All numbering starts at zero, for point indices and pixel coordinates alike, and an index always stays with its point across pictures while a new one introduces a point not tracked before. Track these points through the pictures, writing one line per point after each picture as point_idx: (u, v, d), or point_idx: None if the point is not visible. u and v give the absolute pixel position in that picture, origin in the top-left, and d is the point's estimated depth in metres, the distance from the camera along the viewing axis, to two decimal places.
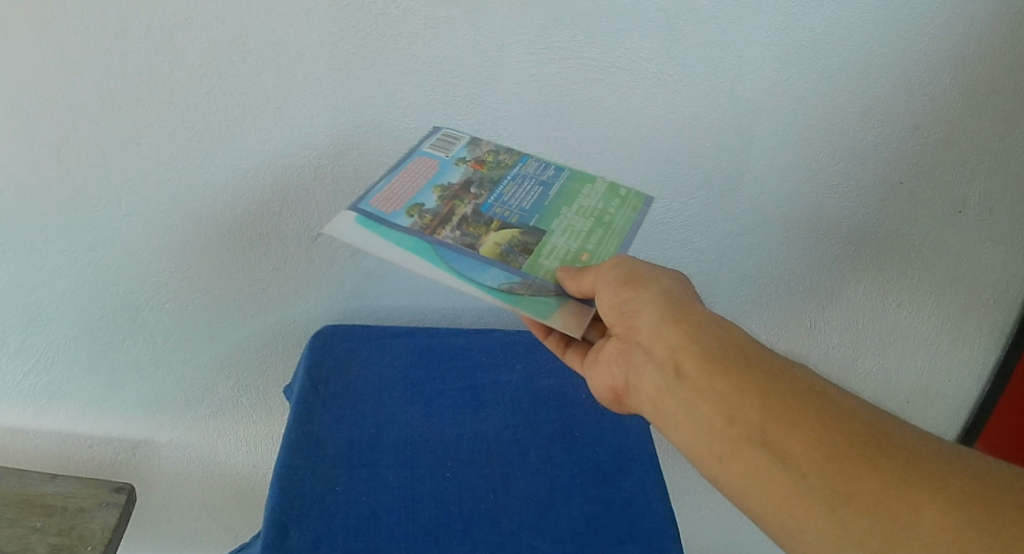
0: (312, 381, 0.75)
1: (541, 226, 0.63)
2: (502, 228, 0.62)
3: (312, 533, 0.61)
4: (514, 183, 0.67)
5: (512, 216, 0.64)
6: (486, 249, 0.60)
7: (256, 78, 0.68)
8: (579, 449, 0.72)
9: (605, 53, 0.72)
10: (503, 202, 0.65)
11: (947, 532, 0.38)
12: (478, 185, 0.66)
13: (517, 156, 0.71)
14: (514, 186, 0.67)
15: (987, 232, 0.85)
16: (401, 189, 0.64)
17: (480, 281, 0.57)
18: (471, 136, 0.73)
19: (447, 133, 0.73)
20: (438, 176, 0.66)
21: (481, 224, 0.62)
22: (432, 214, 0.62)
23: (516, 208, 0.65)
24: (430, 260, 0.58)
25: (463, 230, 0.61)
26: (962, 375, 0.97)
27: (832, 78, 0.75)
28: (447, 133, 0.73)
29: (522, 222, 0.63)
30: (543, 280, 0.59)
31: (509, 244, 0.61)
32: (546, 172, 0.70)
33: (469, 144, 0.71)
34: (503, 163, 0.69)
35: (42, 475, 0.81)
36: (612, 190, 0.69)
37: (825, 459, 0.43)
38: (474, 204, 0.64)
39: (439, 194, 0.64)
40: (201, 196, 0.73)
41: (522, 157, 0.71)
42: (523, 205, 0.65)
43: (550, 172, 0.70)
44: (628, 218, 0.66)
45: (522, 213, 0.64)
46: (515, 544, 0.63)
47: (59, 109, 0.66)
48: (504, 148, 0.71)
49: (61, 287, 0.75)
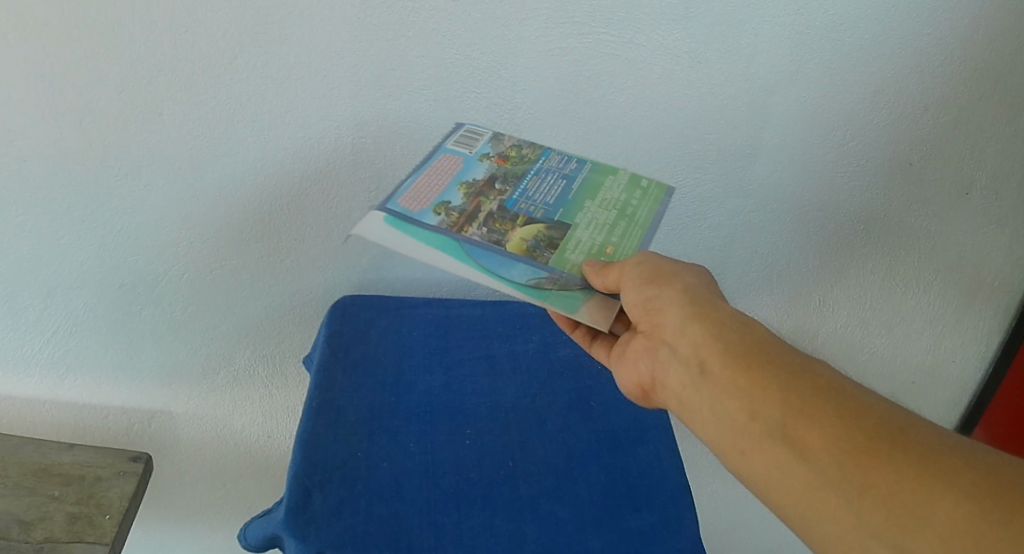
0: (332, 349, 0.75)
1: (566, 220, 0.64)
2: (528, 224, 0.63)
3: (334, 497, 0.62)
4: (537, 177, 0.68)
5: (538, 211, 0.64)
6: (512, 245, 0.60)
7: (279, 49, 0.67)
8: (595, 418, 0.73)
9: (624, 28, 0.71)
10: (528, 197, 0.65)
11: (962, 523, 0.39)
12: (502, 181, 0.67)
13: (539, 149, 0.71)
14: (537, 181, 0.67)
15: (993, 214, 0.86)
16: (427, 187, 0.64)
17: (509, 277, 0.57)
18: (494, 132, 0.74)
19: (470, 129, 0.73)
20: (463, 172, 0.67)
21: (507, 220, 0.63)
22: (459, 211, 0.62)
23: (540, 203, 0.65)
24: (460, 258, 0.58)
25: (489, 226, 0.62)
26: (968, 352, 0.98)
27: (852, 53, 0.74)
28: (469, 129, 0.73)
29: (546, 217, 0.63)
30: (569, 275, 0.59)
31: (536, 240, 0.61)
32: (568, 166, 0.70)
33: (491, 139, 0.71)
34: (526, 158, 0.70)
35: (59, 445, 0.83)
36: (633, 181, 0.69)
37: (845, 454, 0.44)
38: (499, 200, 0.64)
39: (464, 191, 0.65)
40: (220, 167, 0.73)
41: (545, 151, 0.71)
42: (547, 199, 0.65)
43: (572, 165, 0.70)
44: (650, 210, 0.66)
45: (547, 208, 0.64)
46: (535, 510, 0.65)
47: (81, 78, 0.65)
48: (527, 142, 0.72)
49: (79, 257, 0.75)
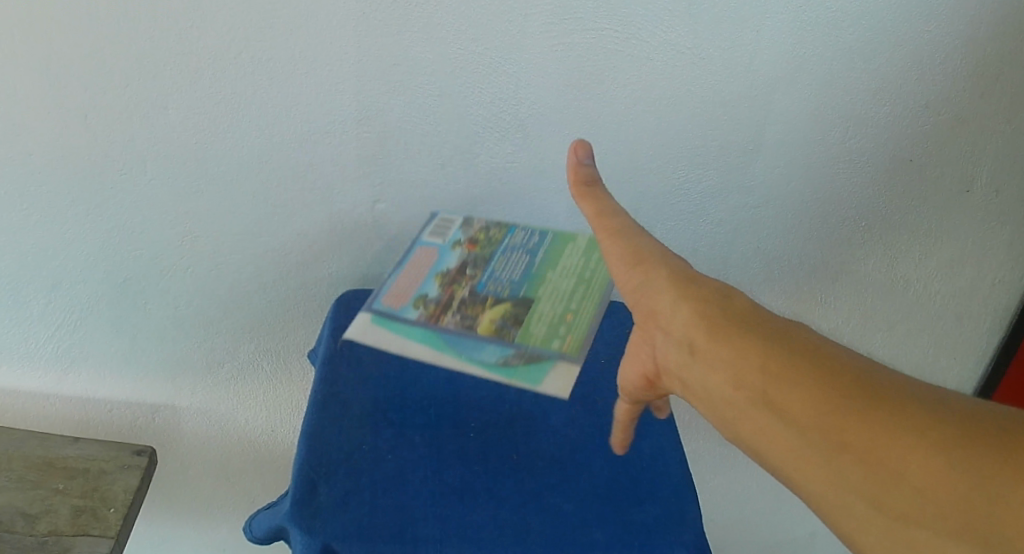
0: (337, 343, 0.76)
1: (529, 294, 0.67)
2: (496, 305, 0.65)
3: (339, 489, 0.63)
4: (504, 257, 0.72)
5: (505, 289, 0.67)
6: (481, 327, 0.63)
7: (284, 44, 0.68)
8: (598, 412, 0.74)
9: (627, 25, 0.72)
10: (495, 278, 0.69)
11: (952, 477, 0.37)
12: (472, 267, 0.71)
13: (505, 229, 0.76)
14: (504, 261, 0.72)
15: (992, 213, 0.87)
16: (407, 284, 0.68)
17: (480, 358, 0.60)
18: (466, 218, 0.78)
19: (444, 219, 0.78)
20: (439, 263, 0.71)
21: (477, 304, 0.66)
22: (434, 303, 0.66)
23: (507, 282, 0.69)
24: (435, 347, 0.61)
25: (462, 312, 0.65)
26: (968, 349, 0.99)
27: (853, 50, 0.75)
28: (443, 220, 0.78)
29: (512, 294, 0.67)
30: (535, 347, 0.61)
31: (504, 319, 0.64)
32: (531, 241, 0.75)
33: (462, 224, 0.77)
34: (494, 239, 0.75)
35: (64, 439, 0.83)
36: (591, 245, 0.73)
37: (824, 415, 0.42)
38: (470, 285, 0.68)
39: (439, 283, 0.68)
40: (225, 162, 0.73)
41: (510, 229, 0.76)
42: (513, 277, 0.69)
43: (535, 239, 0.75)
44: (607, 272, 0.69)
45: (513, 285, 0.68)
46: (539, 502, 0.65)
47: (87, 72, 0.66)
48: (494, 223, 0.77)
49: (84, 251, 0.76)
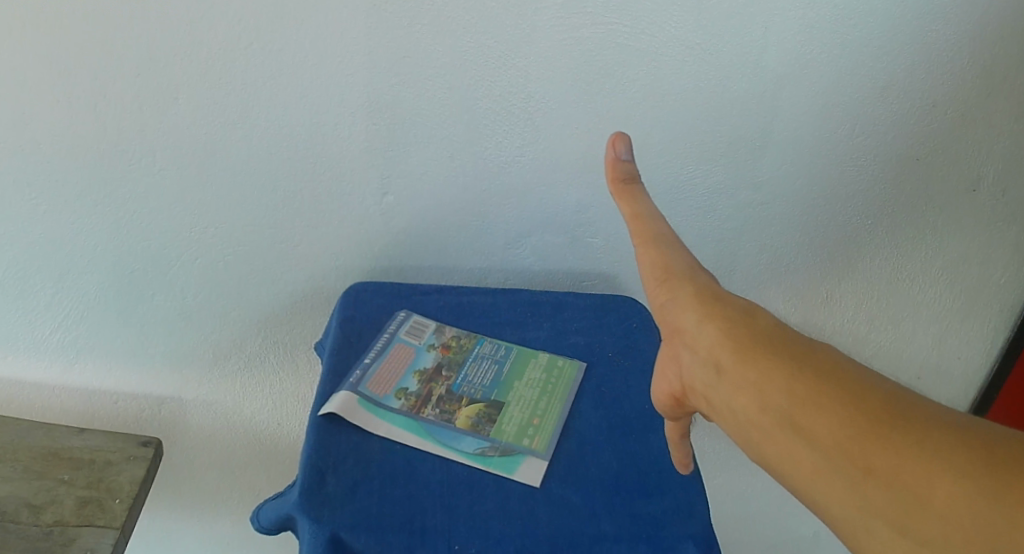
0: (345, 334, 0.77)
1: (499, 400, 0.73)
2: (472, 402, 0.72)
3: (347, 479, 0.63)
4: (476, 362, 0.77)
5: (477, 392, 0.74)
6: (459, 421, 0.70)
7: (295, 36, 0.68)
8: (606, 405, 0.74)
9: (637, 20, 0.72)
10: (468, 382, 0.75)
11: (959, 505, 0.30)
12: (447, 368, 0.76)
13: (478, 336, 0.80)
14: (475, 365, 0.77)
15: (1000, 211, 0.87)
16: (388, 371, 0.74)
17: (459, 447, 0.67)
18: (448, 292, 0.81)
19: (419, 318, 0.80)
20: (416, 361, 0.76)
21: (454, 401, 0.72)
22: (415, 396, 0.72)
23: (479, 385, 0.75)
24: (418, 434, 0.68)
25: (441, 407, 0.71)
26: (975, 347, 0.98)
27: (862, 46, 0.75)
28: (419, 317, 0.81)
29: (484, 396, 0.73)
30: (509, 443, 0.69)
31: (478, 416, 0.71)
32: (501, 349, 0.79)
33: (436, 329, 0.80)
34: (466, 344, 0.79)
35: (69, 430, 0.83)
36: (553, 361, 0.78)
37: (839, 435, 0.35)
38: (446, 384, 0.74)
39: (417, 378, 0.74)
40: (235, 153, 0.74)
41: (480, 338, 0.80)
42: (483, 382, 0.75)
43: (505, 347, 0.79)
44: (568, 387, 0.75)
45: (484, 390, 0.74)
46: (547, 493, 0.65)
47: (98, 62, 0.66)
48: (467, 330, 0.81)
49: (92, 242, 0.76)
